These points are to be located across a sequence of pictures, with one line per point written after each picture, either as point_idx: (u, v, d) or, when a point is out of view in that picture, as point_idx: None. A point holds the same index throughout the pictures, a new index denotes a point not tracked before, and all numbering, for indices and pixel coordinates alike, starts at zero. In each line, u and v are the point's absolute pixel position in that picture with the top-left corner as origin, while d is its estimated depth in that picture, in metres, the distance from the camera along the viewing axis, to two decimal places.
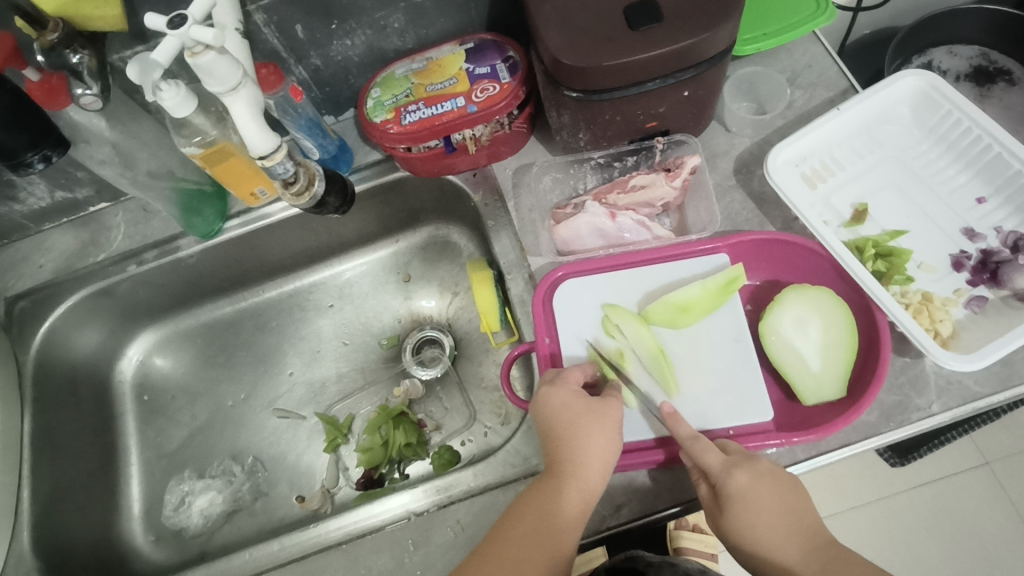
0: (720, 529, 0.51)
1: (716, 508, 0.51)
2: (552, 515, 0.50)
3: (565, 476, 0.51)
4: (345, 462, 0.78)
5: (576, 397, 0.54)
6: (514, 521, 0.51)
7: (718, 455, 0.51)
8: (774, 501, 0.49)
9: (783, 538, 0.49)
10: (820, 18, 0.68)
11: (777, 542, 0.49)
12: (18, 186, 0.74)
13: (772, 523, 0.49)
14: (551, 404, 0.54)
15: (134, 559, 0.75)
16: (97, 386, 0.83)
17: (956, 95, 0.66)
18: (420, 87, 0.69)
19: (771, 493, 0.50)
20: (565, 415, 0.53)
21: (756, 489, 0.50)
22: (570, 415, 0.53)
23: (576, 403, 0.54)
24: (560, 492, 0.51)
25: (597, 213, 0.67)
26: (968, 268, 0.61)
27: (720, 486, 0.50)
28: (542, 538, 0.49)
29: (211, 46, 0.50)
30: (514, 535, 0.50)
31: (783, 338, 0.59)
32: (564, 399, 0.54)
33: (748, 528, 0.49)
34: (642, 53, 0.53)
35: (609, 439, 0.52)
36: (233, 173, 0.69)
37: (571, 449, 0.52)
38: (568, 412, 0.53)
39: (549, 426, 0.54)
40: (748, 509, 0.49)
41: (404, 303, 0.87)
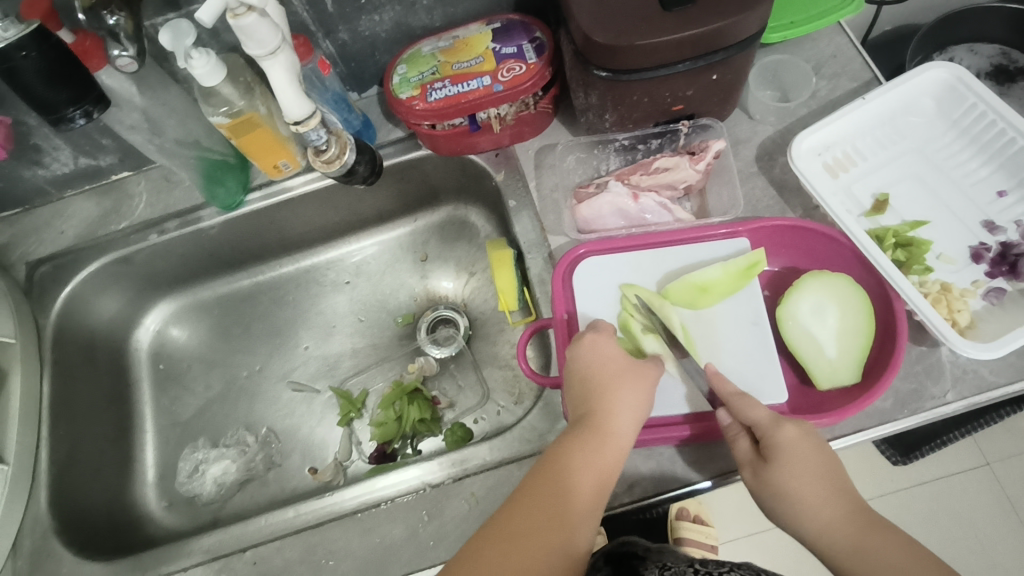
0: (758, 482, 0.51)
1: (758, 460, 0.51)
2: (589, 465, 0.49)
3: (599, 428, 0.51)
4: (359, 435, 0.79)
5: (616, 353, 0.55)
6: (547, 471, 0.50)
7: (766, 411, 0.52)
8: (820, 459, 0.50)
9: (826, 498, 0.49)
10: (848, 8, 0.68)
11: (824, 501, 0.49)
12: (43, 151, 0.75)
13: (812, 483, 0.49)
14: (585, 358, 0.55)
15: (147, 524, 0.76)
16: (114, 353, 0.84)
17: (981, 87, 0.66)
18: (446, 65, 0.70)
19: (817, 452, 0.50)
20: (599, 370, 0.54)
21: (803, 444, 0.51)
22: (608, 372, 0.54)
23: (616, 361, 0.55)
24: (597, 444, 0.50)
25: (619, 192, 0.67)
26: (986, 260, 0.62)
27: (768, 438, 0.51)
28: (579, 489, 0.48)
29: (254, 8, 0.51)
30: (549, 485, 0.49)
31: (800, 323, 0.60)
32: (606, 354, 0.55)
33: (792, 483, 0.50)
34: (675, 33, 0.54)
35: (643, 397, 0.54)
36: (258, 145, 0.69)
37: (607, 402, 0.52)
38: (607, 368, 0.54)
39: (580, 379, 0.55)
40: (793, 461, 0.50)
41: (420, 281, 0.88)
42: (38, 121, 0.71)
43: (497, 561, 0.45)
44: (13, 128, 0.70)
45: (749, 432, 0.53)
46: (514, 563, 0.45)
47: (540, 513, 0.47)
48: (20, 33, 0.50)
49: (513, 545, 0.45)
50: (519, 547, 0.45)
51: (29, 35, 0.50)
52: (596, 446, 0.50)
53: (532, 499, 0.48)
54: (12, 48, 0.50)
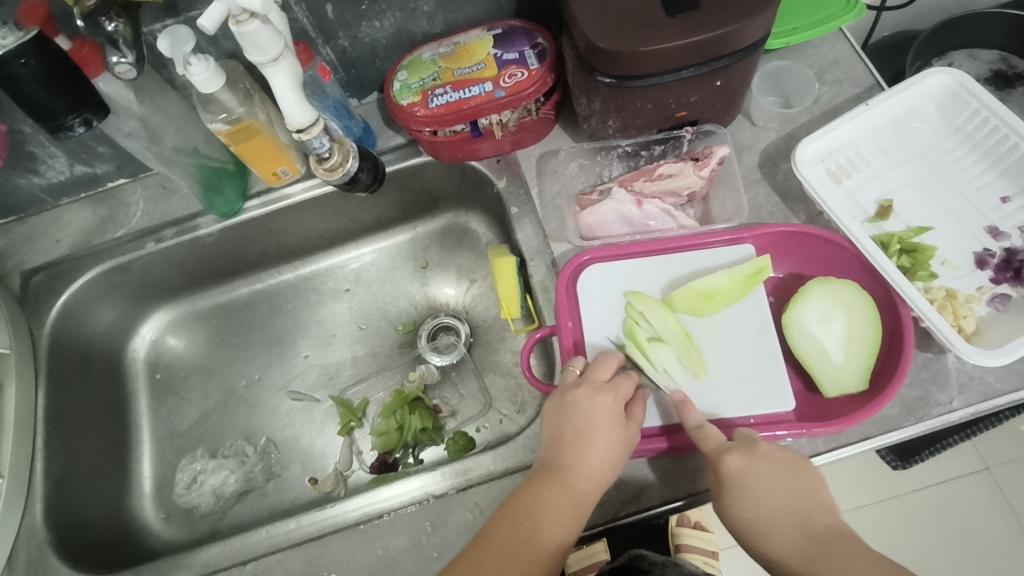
0: (720, 513, 0.52)
1: (717, 491, 0.52)
2: (541, 529, 0.49)
3: (556, 488, 0.51)
4: (359, 445, 0.78)
5: (607, 411, 0.54)
6: (501, 528, 0.50)
7: (718, 438, 0.52)
8: (772, 486, 0.50)
9: (776, 526, 0.49)
10: (850, 14, 0.68)
11: (776, 530, 0.49)
12: (38, 159, 0.74)
13: (762, 510, 0.49)
14: (571, 411, 0.54)
15: (145, 537, 0.75)
16: (110, 363, 0.82)
17: (984, 93, 0.66)
18: (447, 71, 0.69)
19: (768, 478, 0.50)
20: (577, 426, 0.53)
21: (753, 471, 0.51)
22: (593, 421, 0.53)
23: (608, 409, 0.54)
24: (552, 508, 0.50)
25: (622, 199, 0.67)
26: (991, 266, 0.61)
27: (717, 468, 0.51)
28: (529, 551, 0.48)
29: (256, 15, 0.51)
30: (499, 543, 0.49)
31: (806, 330, 0.59)
32: (601, 403, 0.54)
33: (740, 513, 0.50)
34: (679, 39, 0.53)
35: (615, 459, 0.52)
36: (257, 152, 0.68)
37: (571, 463, 0.52)
38: (597, 417, 0.53)
39: (560, 432, 0.54)
40: (743, 491, 0.50)
41: (421, 289, 0.87)
42: (34, 129, 0.70)
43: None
44: (9, 136, 0.69)
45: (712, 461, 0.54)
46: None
47: (500, 556, 0.48)
48: (19, 41, 0.50)
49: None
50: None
51: (28, 42, 0.50)
52: (550, 509, 0.50)
53: (481, 557, 0.48)
54: (10, 56, 0.49)
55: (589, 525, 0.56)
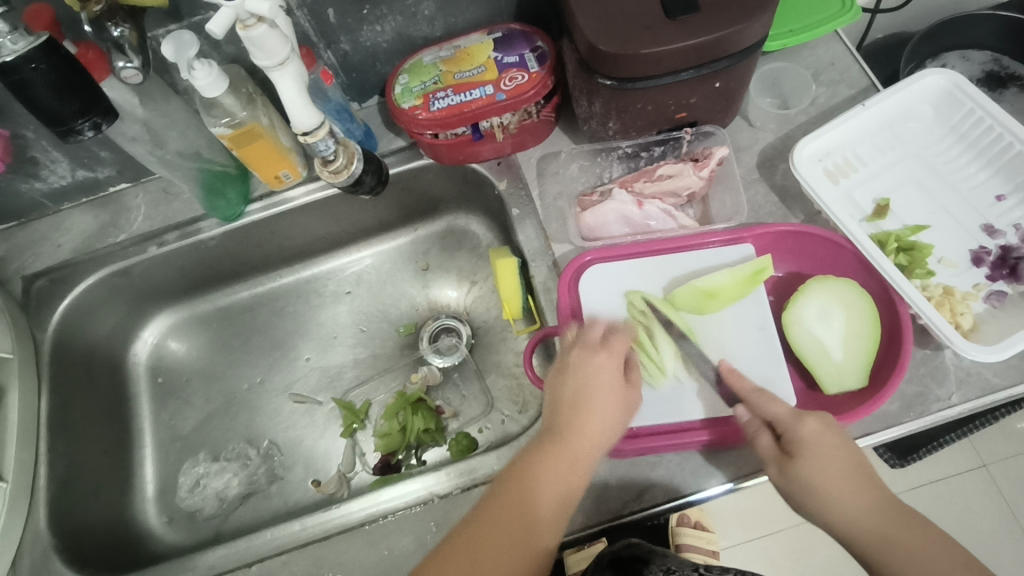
0: (782, 479, 0.51)
1: (782, 457, 0.51)
2: (544, 491, 0.48)
3: (558, 449, 0.50)
4: (362, 447, 0.78)
5: (610, 375, 0.54)
6: (504, 493, 0.48)
7: (784, 406, 0.53)
8: (844, 453, 0.50)
9: (850, 490, 0.49)
10: (845, 16, 0.69)
11: (851, 494, 0.49)
12: (40, 164, 0.74)
13: (836, 475, 0.49)
14: (573, 374, 0.54)
15: (148, 540, 0.75)
16: (112, 367, 0.82)
17: (978, 94, 0.67)
18: (449, 75, 0.70)
19: (836, 445, 0.51)
20: (578, 387, 0.53)
21: (826, 438, 0.51)
22: (594, 382, 0.53)
23: (608, 370, 0.54)
24: (554, 470, 0.49)
25: (624, 200, 0.68)
26: (987, 264, 0.62)
27: (792, 432, 0.51)
28: (533, 515, 0.48)
29: (262, 19, 0.51)
30: (503, 508, 0.48)
31: (806, 327, 0.60)
32: (600, 363, 0.54)
33: (815, 477, 0.49)
34: (680, 42, 0.54)
35: (614, 422, 0.52)
36: (260, 156, 0.69)
37: (572, 423, 0.51)
38: (598, 378, 0.53)
39: (561, 394, 0.53)
40: (819, 455, 0.50)
41: (422, 291, 0.87)
42: (36, 134, 0.70)
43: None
44: (11, 141, 0.70)
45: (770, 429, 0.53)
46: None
47: (505, 520, 0.47)
48: (29, 46, 0.50)
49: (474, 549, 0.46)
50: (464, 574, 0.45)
51: (38, 48, 0.50)
52: (553, 472, 0.49)
53: (484, 523, 0.47)
54: (21, 61, 0.50)
55: (592, 524, 0.56)
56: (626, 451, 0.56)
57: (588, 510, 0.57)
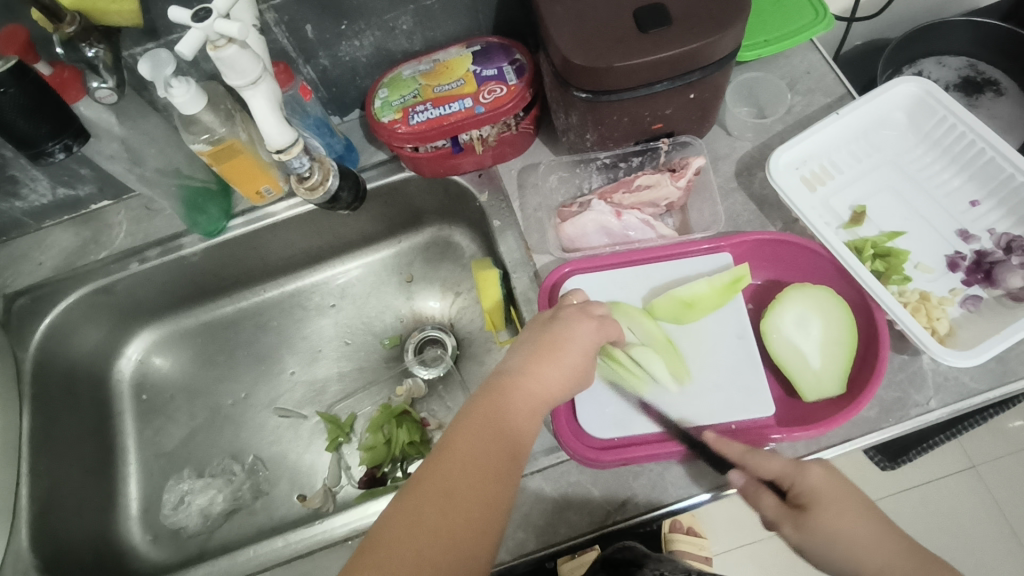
0: (803, 537, 0.49)
1: (795, 511, 0.50)
2: (510, 426, 0.48)
3: (524, 388, 0.51)
4: (347, 460, 0.78)
5: (583, 328, 0.55)
6: (471, 428, 0.48)
7: (782, 460, 0.51)
8: (853, 498, 0.50)
9: (869, 538, 0.49)
10: (820, 26, 0.70)
11: (872, 542, 0.49)
12: (20, 182, 0.74)
13: (856, 523, 0.49)
14: (543, 327, 0.55)
15: (133, 559, 0.74)
16: (95, 385, 0.82)
17: (951, 101, 0.68)
18: (428, 88, 0.70)
19: (844, 488, 0.51)
20: (545, 338, 0.54)
21: (834, 485, 0.51)
22: (566, 335, 0.54)
23: (579, 326, 0.55)
24: (520, 406, 0.50)
25: (602, 211, 0.68)
26: (962, 269, 0.63)
27: (800, 485, 0.51)
28: (501, 448, 0.47)
29: (234, 40, 0.52)
30: (471, 440, 0.47)
31: (784, 335, 0.60)
32: (572, 319, 0.55)
33: (839, 528, 0.49)
34: (652, 55, 0.55)
35: (579, 371, 0.54)
36: (240, 171, 0.69)
37: (539, 366, 0.52)
38: (570, 332, 0.54)
39: (527, 343, 0.54)
40: (834, 502, 0.50)
41: (406, 303, 0.88)
42: (15, 153, 0.70)
43: (411, 520, 0.42)
44: None
45: (768, 485, 0.52)
46: (433, 519, 0.43)
47: (473, 456, 0.46)
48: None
49: (443, 483, 0.44)
50: (436, 505, 0.43)
51: (8, 72, 0.50)
52: (518, 408, 0.49)
53: (452, 454, 0.46)
54: None
55: (577, 535, 0.56)
56: (609, 461, 0.56)
57: (571, 521, 0.57)
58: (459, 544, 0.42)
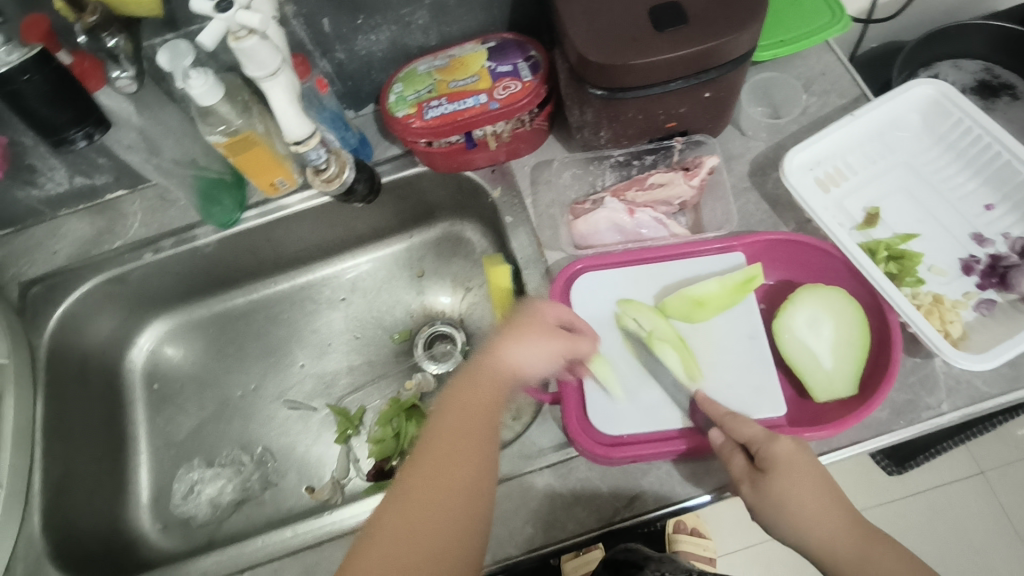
0: (758, 497, 0.51)
1: (757, 475, 0.51)
2: (473, 415, 0.52)
3: (485, 381, 0.54)
4: (356, 453, 0.78)
5: (529, 315, 0.58)
6: (442, 424, 0.52)
7: (760, 427, 0.53)
8: (817, 471, 0.51)
9: (821, 511, 0.50)
10: (836, 27, 0.70)
11: (822, 515, 0.50)
12: (38, 171, 0.75)
13: (810, 495, 0.50)
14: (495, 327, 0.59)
15: (142, 547, 0.75)
16: (108, 374, 0.83)
17: (967, 103, 0.67)
18: (443, 84, 0.70)
19: (810, 462, 0.51)
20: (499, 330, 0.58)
21: (801, 457, 0.51)
22: (517, 323, 0.57)
23: (530, 316, 0.58)
24: (488, 396, 0.54)
25: (615, 208, 0.69)
26: (976, 272, 0.63)
27: (767, 453, 0.51)
28: (465, 437, 0.51)
29: (255, 31, 0.52)
30: (441, 437, 0.51)
31: (796, 335, 0.60)
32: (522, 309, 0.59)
33: (792, 497, 0.50)
34: (668, 53, 0.55)
35: (534, 351, 0.56)
36: (256, 162, 0.69)
37: (490, 361, 0.56)
38: (519, 321, 0.58)
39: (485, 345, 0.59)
40: (795, 474, 0.50)
41: (417, 297, 0.88)
42: (33, 141, 0.71)
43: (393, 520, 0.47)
44: (8, 148, 0.70)
45: (743, 448, 0.53)
46: (413, 513, 0.47)
47: (443, 451, 0.50)
48: (23, 57, 0.50)
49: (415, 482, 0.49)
50: (408, 502, 0.48)
51: (32, 58, 0.50)
52: (486, 398, 0.54)
53: (423, 455, 0.51)
54: (15, 72, 0.50)
55: (583, 531, 0.56)
56: (619, 458, 0.56)
57: (579, 517, 0.57)
58: (438, 531, 0.47)
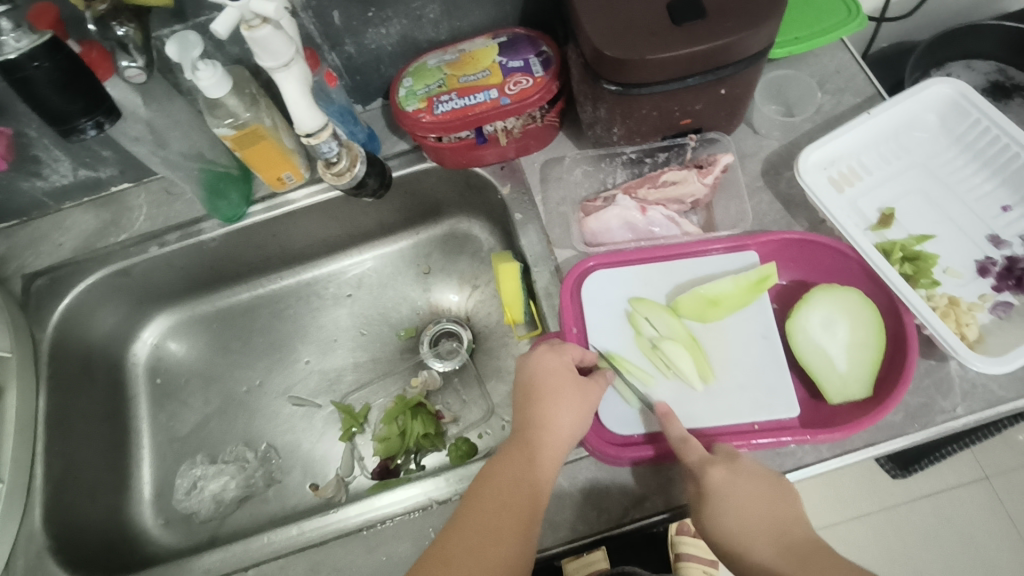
0: (701, 527, 0.50)
1: (698, 503, 0.51)
2: (521, 482, 0.50)
3: (528, 452, 0.51)
4: (361, 451, 0.78)
5: (562, 367, 0.55)
6: (481, 499, 0.49)
7: (700, 450, 0.52)
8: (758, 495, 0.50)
9: (765, 536, 0.48)
10: (852, 24, 0.69)
11: (768, 541, 0.48)
12: (43, 162, 0.74)
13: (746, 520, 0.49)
14: (521, 377, 0.56)
15: (145, 543, 0.74)
16: (110, 369, 0.82)
17: (986, 103, 0.67)
18: (453, 78, 0.70)
19: (750, 486, 0.50)
20: (533, 389, 0.55)
21: (737, 481, 0.50)
22: (554, 382, 0.54)
23: (564, 372, 0.55)
24: (530, 468, 0.50)
25: (627, 206, 0.68)
26: (993, 274, 0.62)
27: (702, 478, 0.51)
28: (515, 508, 0.48)
29: (269, 20, 0.52)
30: (480, 516, 0.48)
31: (810, 336, 0.59)
32: (555, 364, 0.55)
33: (725, 523, 0.49)
34: (685, 48, 0.54)
35: (578, 408, 0.54)
36: (262, 157, 0.68)
37: (534, 428, 0.52)
38: (555, 378, 0.55)
39: (516, 400, 0.56)
40: (727, 498, 0.49)
41: (423, 294, 0.87)
42: (39, 133, 0.70)
43: None
44: (13, 139, 0.69)
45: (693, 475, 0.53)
46: None
47: (481, 531, 0.47)
48: (34, 44, 0.50)
49: (453, 567, 0.45)
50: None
51: (42, 45, 0.50)
52: (528, 471, 0.50)
53: (459, 535, 0.47)
54: (25, 59, 0.50)
55: (590, 531, 0.56)
56: (630, 459, 0.56)
57: (590, 518, 0.56)
58: None
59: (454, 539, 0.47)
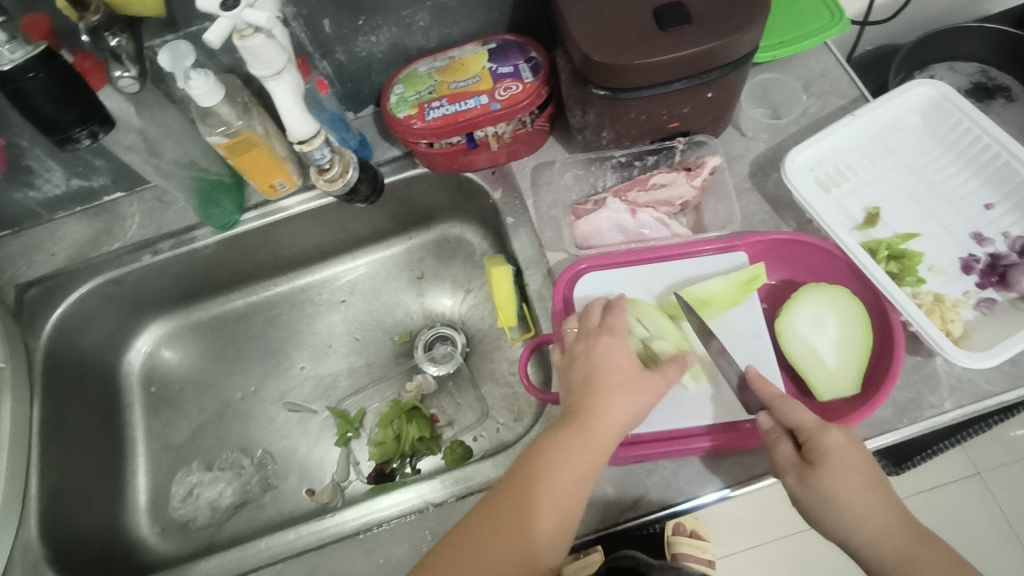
0: (803, 489, 0.51)
1: (802, 466, 0.51)
2: (570, 464, 0.50)
3: (581, 433, 0.51)
4: (356, 455, 0.78)
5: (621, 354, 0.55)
6: (529, 472, 0.51)
7: (813, 415, 0.52)
8: (864, 470, 0.50)
9: (871, 511, 0.49)
10: (835, 28, 0.70)
11: (871, 514, 0.49)
12: (35, 172, 0.74)
13: (855, 492, 0.49)
14: (582, 361, 0.56)
15: (141, 551, 0.74)
16: (105, 378, 0.82)
17: (967, 104, 0.68)
18: (444, 85, 0.70)
19: (859, 459, 0.51)
20: (591, 372, 0.54)
21: (848, 450, 0.51)
22: (613, 367, 0.54)
23: (623, 359, 0.55)
24: (581, 452, 0.50)
25: (617, 209, 0.69)
26: (976, 271, 0.63)
27: (816, 442, 0.51)
28: (560, 487, 0.49)
29: (260, 29, 0.52)
30: (524, 488, 0.50)
31: (799, 334, 0.60)
32: (612, 348, 0.55)
33: (837, 492, 0.49)
34: (671, 52, 0.55)
35: (636, 401, 0.53)
36: (255, 164, 0.69)
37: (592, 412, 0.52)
38: (612, 363, 0.54)
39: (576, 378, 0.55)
40: (840, 466, 0.50)
41: (417, 299, 0.88)
42: (31, 143, 0.70)
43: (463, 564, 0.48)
44: (5, 150, 0.70)
45: (789, 435, 0.53)
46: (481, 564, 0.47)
47: (522, 503, 0.49)
48: (28, 55, 0.50)
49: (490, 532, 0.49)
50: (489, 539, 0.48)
51: (37, 57, 0.50)
52: (579, 453, 0.50)
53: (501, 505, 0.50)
54: (19, 70, 0.50)
55: (586, 531, 0.56)
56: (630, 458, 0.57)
57: (585, 518, 0.57)
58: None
59: (498, 505, 0.50)
